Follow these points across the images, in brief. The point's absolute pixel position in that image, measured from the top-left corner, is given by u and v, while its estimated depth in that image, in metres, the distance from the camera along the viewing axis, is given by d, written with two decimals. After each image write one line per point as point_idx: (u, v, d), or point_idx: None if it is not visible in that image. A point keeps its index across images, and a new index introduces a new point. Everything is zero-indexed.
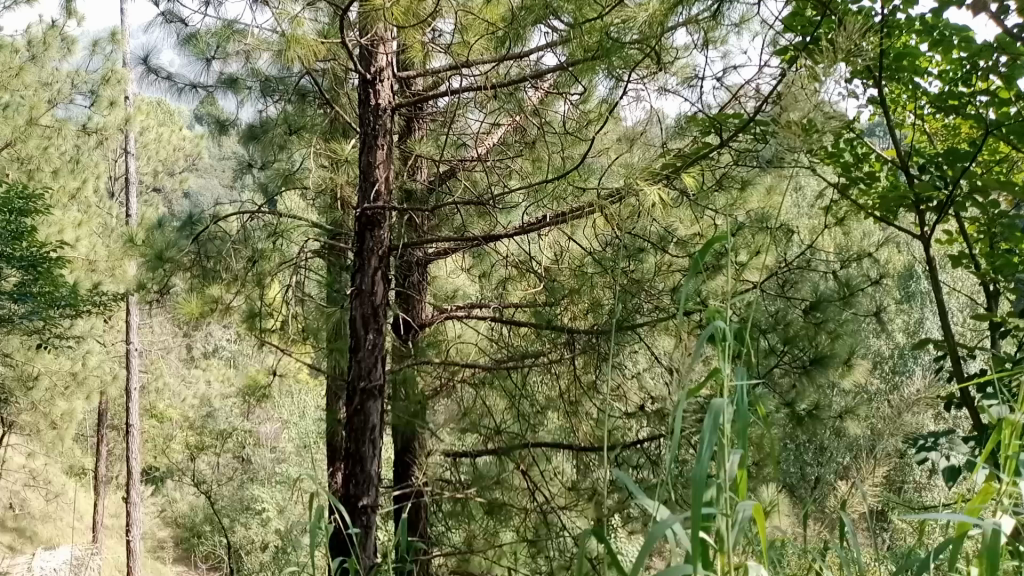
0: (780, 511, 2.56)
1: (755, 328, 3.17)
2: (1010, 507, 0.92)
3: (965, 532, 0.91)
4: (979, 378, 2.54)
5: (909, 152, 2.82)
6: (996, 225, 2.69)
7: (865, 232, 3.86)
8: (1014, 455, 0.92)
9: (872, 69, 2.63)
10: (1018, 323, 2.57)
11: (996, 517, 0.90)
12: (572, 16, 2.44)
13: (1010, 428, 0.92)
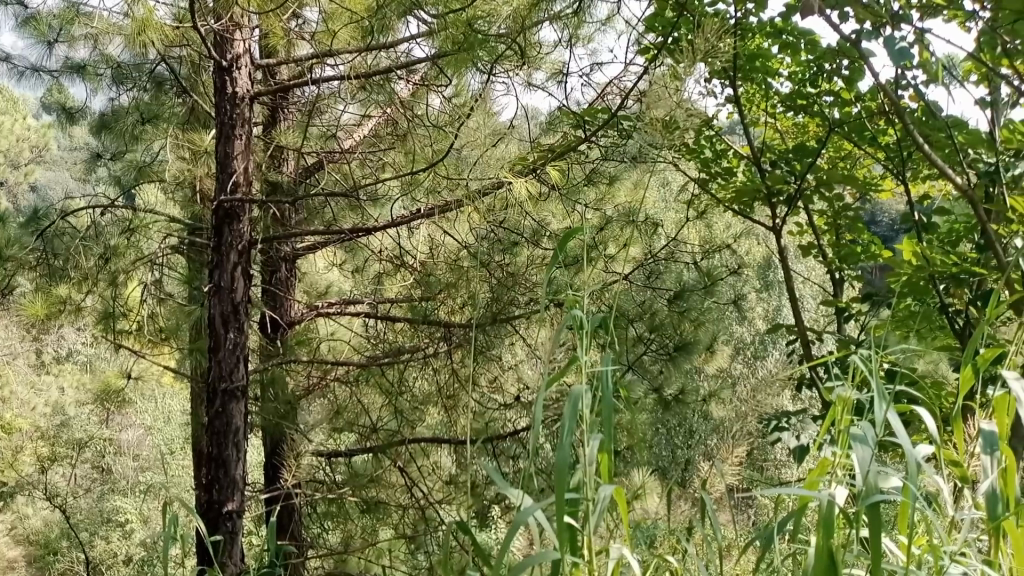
0: (649, 494, 2.66)
1: (625, 319, 3.28)
2: (844, 479, 1.00)
3: (806, 504, 0.98)
4: (826, 361, 2.72)
5: (761, 148, 2.97)
6: (841, 218, 2.88)
7: (725, 224, 4.06)
8: (842, 428, 1.01)
9: (727, 69, 2.76)
10: (859, 308, 2.77)
11: (832, 488, 0.97)
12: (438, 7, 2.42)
13: (843, 405, 1.00)
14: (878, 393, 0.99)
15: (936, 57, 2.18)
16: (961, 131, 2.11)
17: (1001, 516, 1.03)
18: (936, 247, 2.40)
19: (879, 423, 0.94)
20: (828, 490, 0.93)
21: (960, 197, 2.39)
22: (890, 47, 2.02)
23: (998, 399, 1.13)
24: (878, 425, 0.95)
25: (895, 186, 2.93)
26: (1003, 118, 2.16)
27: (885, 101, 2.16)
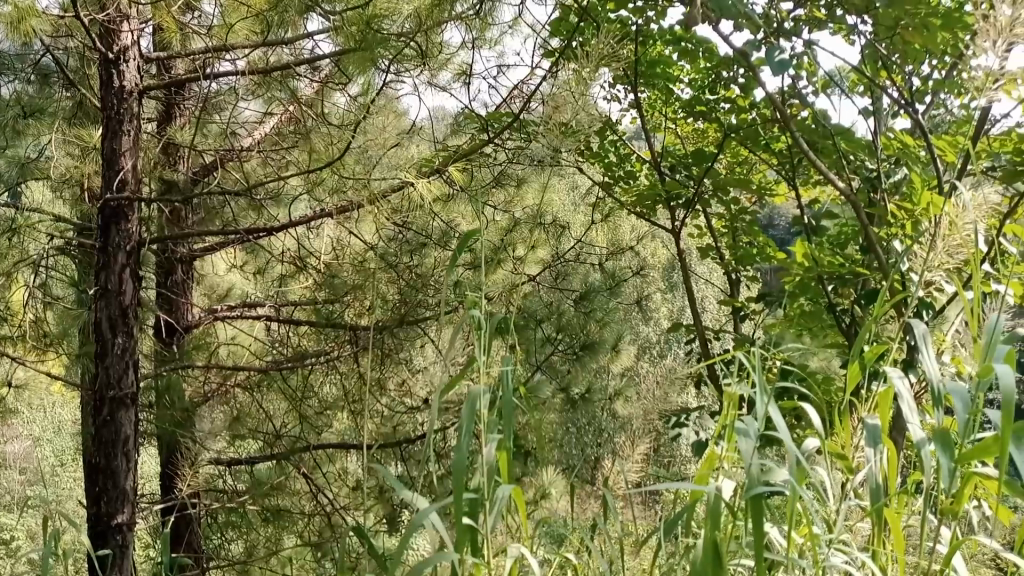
0: (556, 493, 2.68)
1: (532, 320, 3.30)
2: (732, 472, 1.04)
3: (696, 498, 1.02)
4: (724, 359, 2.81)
5: (662, 153, 3.03)
6: (738, 221, 2.98)
7: (632, 226, 4.13)
8: (729, 424, 1.06)
9: (629, 75, 2.81)
10: (755, 307, 2.87)
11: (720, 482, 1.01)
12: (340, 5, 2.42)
13: (730, 400, 1.04)
14: (758, 391, 1.05)
15: (822, 68, 2.28)
16: (844, 139, 2.21)
17: (879, 505, 1.08)
18: (826, 248, 2.51)
19: (759, 417, 0.99)
20: (713, 484, 0.98)
21: (847, 202, 2.51)
22: (778, 59, 2.10)
23: (878, 394, 1.18)
24: (758, 420, 1.01)
25: (788, 190, 3.05)
26: (883, 127, 2.29)
27: (774, 109, 2.25)
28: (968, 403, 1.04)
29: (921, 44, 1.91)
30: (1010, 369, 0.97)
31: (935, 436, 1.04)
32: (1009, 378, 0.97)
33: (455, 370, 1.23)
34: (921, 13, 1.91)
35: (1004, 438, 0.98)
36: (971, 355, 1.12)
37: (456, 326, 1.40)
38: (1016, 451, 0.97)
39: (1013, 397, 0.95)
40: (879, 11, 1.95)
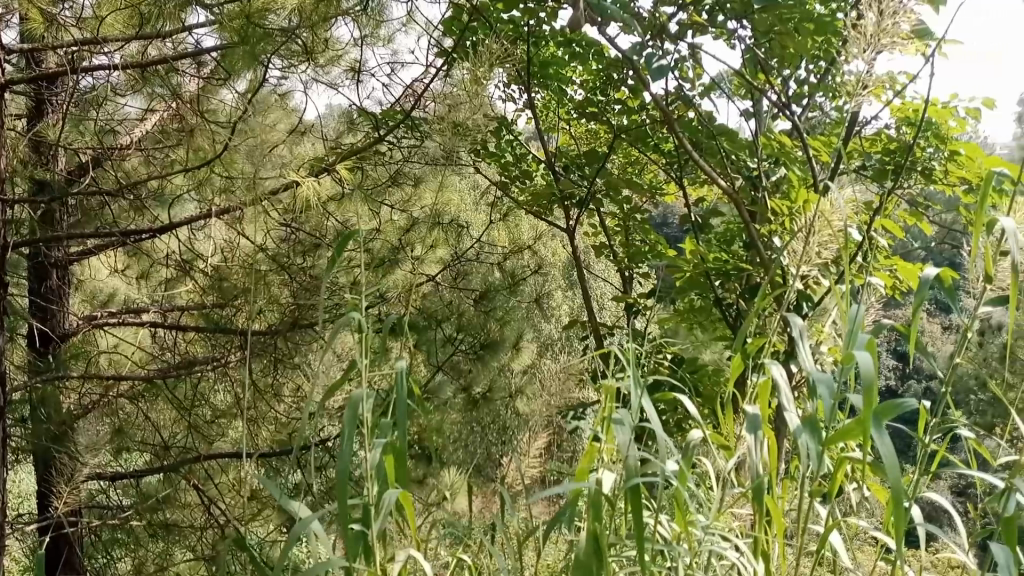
0: (458, 495, 2.66)
1: (431, 321, 3.26)
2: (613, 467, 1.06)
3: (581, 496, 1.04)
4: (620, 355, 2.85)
5: (556, 153, 3.05)
6: (630, 219, 3.03)
7: (530, 225, 4.15)
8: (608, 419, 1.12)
9: (522, 75, 2.82)
10: (647, 304, 2.93)
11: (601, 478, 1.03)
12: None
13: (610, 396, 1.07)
14: (635, 386, 1.10)
15: (706, 70, 2.36)
16: (726, 139, 2.29)
17: (757, 494, 1.13)
18: (713, 245, 2.58)
19: (633, 410, 1.05)
20: (594, 477, 1.02)
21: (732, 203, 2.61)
22: (661, 62, 2.17)
23: (757, 385, 1.23)
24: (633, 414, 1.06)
25: (678, 189, 3.12)
26: (763, 128, 2.38)
27: (658, 109, 2.31)
28: (835, 388, 1.09)
29: (796, 48, 2.00)
30: (869, 355, 1.03)
31: (804, 420, 1.09)
32: (868, 364, 1.03)
33: (339, 373, 1.21)
34: (795, 18, 2.00)
35: (865, 419, 1.04)
36: (840, 344, 1.18)
37: (343, 328, 1.37)
38: (876, 432, 1.03)
39: (872, 379, 1.01)
40: (755, 16, 2.03)
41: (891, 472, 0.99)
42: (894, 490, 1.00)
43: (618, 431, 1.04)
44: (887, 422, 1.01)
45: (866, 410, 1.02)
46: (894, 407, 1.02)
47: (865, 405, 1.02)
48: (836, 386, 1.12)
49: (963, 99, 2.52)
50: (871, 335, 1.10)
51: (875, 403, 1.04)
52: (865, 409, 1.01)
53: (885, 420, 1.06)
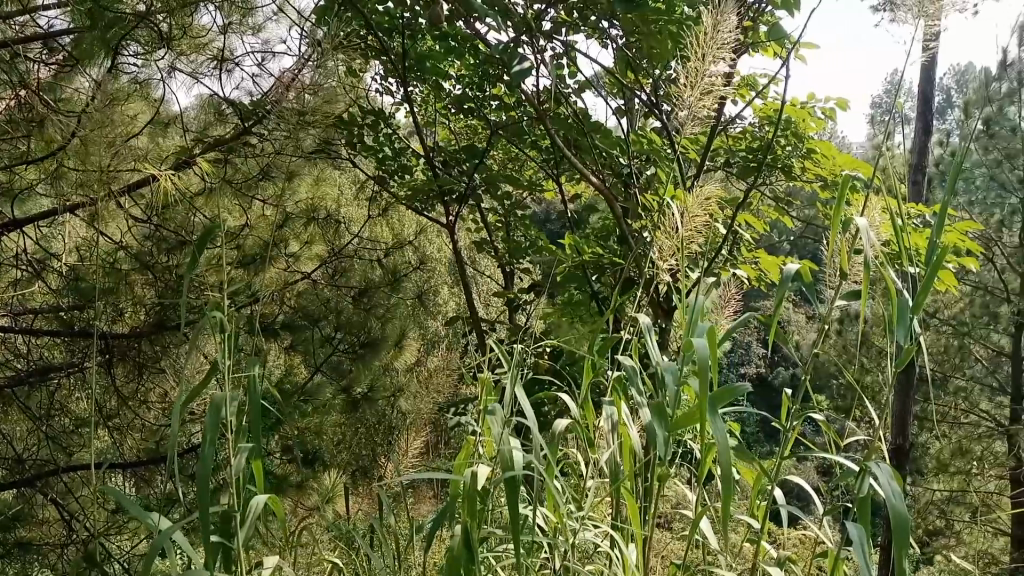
0: (338, 498, 2.58)
1: (308, 321, 3.16)
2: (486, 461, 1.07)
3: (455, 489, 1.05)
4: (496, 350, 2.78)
5: (434, 147, 3.00)
6: (511, 214, 3.02)
7: (410, 220, 4.08)
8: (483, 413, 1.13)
9: (397, 69, 2.76)
10: (527, 299, 2.93)
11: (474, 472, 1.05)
12: (62, 1, 2.35)
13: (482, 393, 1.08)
14: (508, 380, 1.13)
15: (578, 68, 2.39)
16: (598, 136, 2.33)
17: (622, 481, 1.17)
18: (591, 240, 2.61)
19: (506, 404, 1.06)
20: (469, 472, 1.03)
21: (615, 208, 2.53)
22: (524, 65, 2.20)
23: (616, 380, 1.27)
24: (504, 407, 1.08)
25: (556, 185, 3.13)
26: (635, 125, 2.43)
27: (533, 106, 2.31)
28: (680, 376, 1.13)
29: (662, 49, 2.05)
30: (704, 342, 1.07)
31: (651, 409, 1.13)
32: (702, 350, 1.07)
33: (198, 377, 1.15)
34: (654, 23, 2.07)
35: (703, 405, 1.08)
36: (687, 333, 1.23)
37: (203, 329, 1.30)
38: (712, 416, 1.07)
39: (706, 365, 1.05)
40: (623, 16, 2.07)
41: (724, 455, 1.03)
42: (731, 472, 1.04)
43: (493, 425, 1.06)
44: (722, 408, 1.05)
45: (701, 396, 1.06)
46: (727, 392, 1.07)
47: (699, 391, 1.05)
48: (679, 374, 1.16)
49: (820, 99, 2.67)
50: (709, 324, 1.14)
51: (712, 389, 1.08)
52: (701, 396, 1.05)
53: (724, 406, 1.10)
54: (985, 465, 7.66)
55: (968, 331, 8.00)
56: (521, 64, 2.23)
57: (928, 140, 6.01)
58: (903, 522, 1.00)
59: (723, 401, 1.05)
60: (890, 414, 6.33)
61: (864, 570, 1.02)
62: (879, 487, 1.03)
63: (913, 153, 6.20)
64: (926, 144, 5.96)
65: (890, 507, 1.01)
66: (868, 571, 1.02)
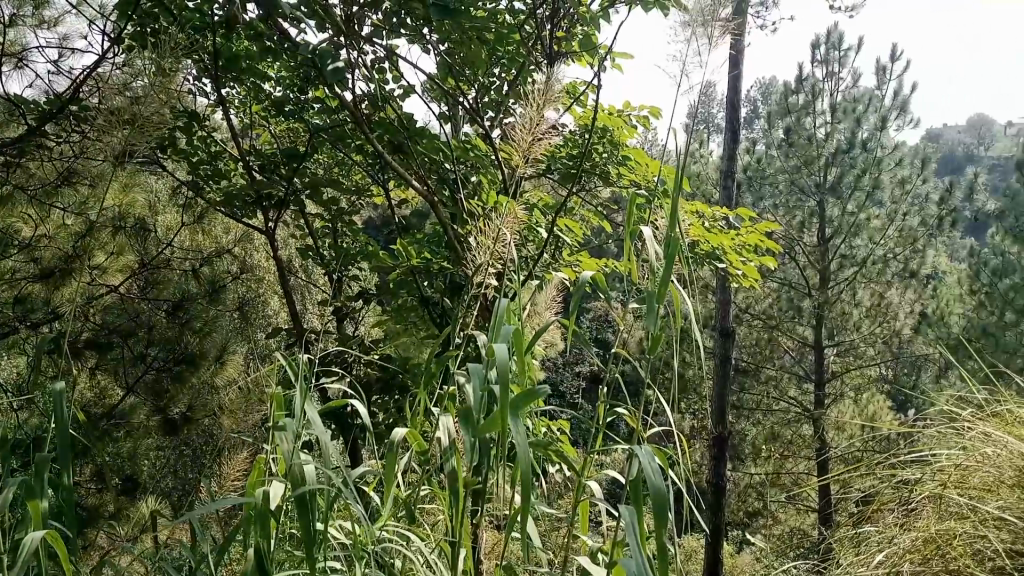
0: (152, 527, 2.41)
1: (117, 338, 2.93)
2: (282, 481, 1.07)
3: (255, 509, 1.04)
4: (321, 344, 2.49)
5: (252, 152, 2.87)
6: (335, 221, 2.93)
7: (228, 228, 3.87)
8: (276, 431, 1.12)
9: (210, 69, 2.62)
10: (353, 307, 2.85)
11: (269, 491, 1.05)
12: None
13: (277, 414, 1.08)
14: (298, 396, 1.13)
15: (399, 72, 2.37)
16: (419, 142, 2.31)
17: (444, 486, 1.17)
18: (417, 247, 2.58)
19: (298, 418, 1.07)
20: (262, 491, 1.04)
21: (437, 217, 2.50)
22: (336, 66, 2.14)
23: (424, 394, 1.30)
24: (293, 422, 1.10)
25: (381, 191, 3.07)
26: (458, 131, 2.42)
27: (353, 111, 2.26)
28: (483, 380, 1.16)
29: (480, 56, 2.07)
30: (502, 347, 1.10)
31: (456, 413, 1.15)
32: (502, 355, 1.10)
33: None
34: (480, 29, 2.06)
35: (505, 407, 1.12)
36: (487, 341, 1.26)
37: None
38: (513, 420, 1.10)
39: (506, 367, 1.09)
40: (440, 22, 2.06)
41: (522, 456, 1.06)
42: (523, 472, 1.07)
43: (282, 442, 1.08)
44: (524, 412, 1.09)
45: (503, 400, 1.09)
46: (527, 396, 1.11)
47: (501, 397, 1.09)
48: (484, 380, 1.19)
49: (633, 108, 2.79)
50: (509, 331, 1.18)
51: (513, 393, 1.12)
52: (503, 398, 1.09)
53: (525, 408, 1.14)
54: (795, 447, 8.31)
55: (777, 324, 8.66)
56: (335, 65, 2.13)
57: (737, 147, 6.46)
58: (664, 498, 1.04)
59: (525, 405, 1.09)
60: (712, 404, 6.71)
61: (635, 551, 1.05)
62: (643, 467, 1.08)
63: (724, 159, 6.64)
64: (735, 150, 6.39)
65: (654, 486, 1.06)
66: (640, 554, 1.04)
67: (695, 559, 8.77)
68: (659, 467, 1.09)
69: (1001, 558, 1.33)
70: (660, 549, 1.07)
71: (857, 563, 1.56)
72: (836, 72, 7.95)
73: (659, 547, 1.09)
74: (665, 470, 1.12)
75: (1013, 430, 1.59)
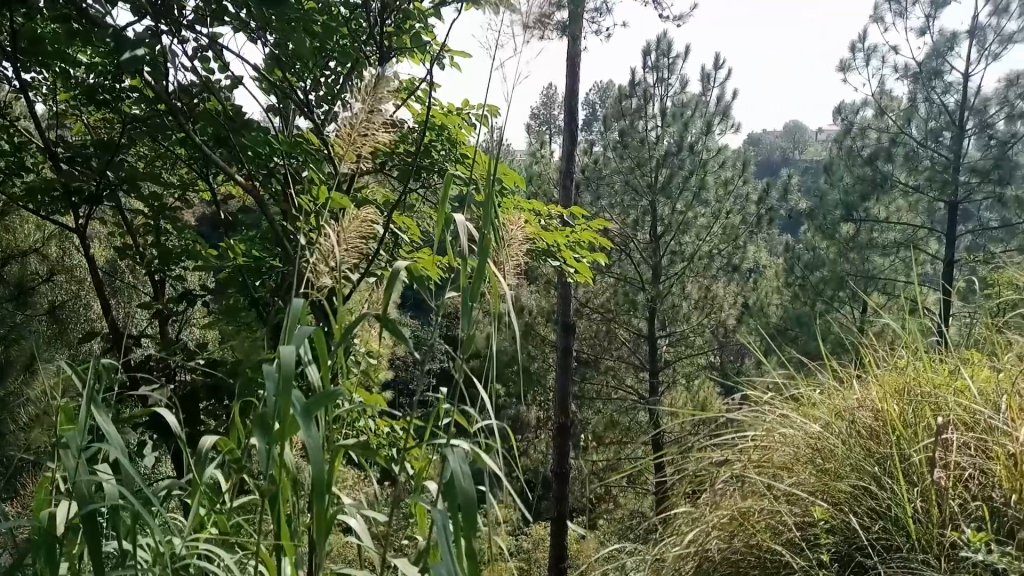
0: None
1: None
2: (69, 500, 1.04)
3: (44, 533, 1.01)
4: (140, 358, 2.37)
5: (60, 144, 2.64)
6: (156, 219, 2.76)
7: (36, 224, 3.54)
8: (59, 445, 1.07)
9: (7, 52, 2.39)
10: (177, 310, 2.69)
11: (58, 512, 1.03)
12: None
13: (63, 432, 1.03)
14: (83, 407, 1.07)
15: (225, 62, 2.26)
16: (246, 136, 2.22)
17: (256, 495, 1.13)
18: (246, 246, 2.47)
19: (81, 434, 1.02)
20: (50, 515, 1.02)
21: (265, 216, 2.41)
22: (140, 56, 2.04)
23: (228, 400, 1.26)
24: (81, 437, 1.04)
25: (208, 186, 2.91)
26: (288, 125, 2.34)
27: (170, 102, 2.12)
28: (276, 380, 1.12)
29: (305, 50, 2.00)
30: (289, 348, 1.07)
31: (249, 420, 1.07)
32: (288, 357, 1.06)
33: None
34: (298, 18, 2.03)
35: (295, 408, 1.08)
36: (283, 340, 1.22)
37: None
38: (304, 422, 1.07)
39: (294, 368, 1.06)
40: (260, 11, 1.99)
41: (316, 462, 1.04)
42: (320, 478, 1.06)
43: (66, 459, 1.02)
44: (316, 414, 1.06)
45: (292, 403, 1.06)
46: (320, 396, 1.08)
47: (286, 399, 1.05)
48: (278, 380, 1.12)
49: (472, 106, 2.79)
50: (304, 331, 1.14)
51: (306, 396, 1.10)
52: (289, 401, 1.05)
53: (321, 408, 1.11)
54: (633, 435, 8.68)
55: (615, 318, 9.01)
56: (138, 53, 2.03)
57: (575, 147, 6.64)
58: (472, 499, 1.08)
59: (316, 407, 1.06)
60: (554, 397, 6.88)
61: (445, 554, 1.07)
62: (451, 470, 1.11)
63: (563, 159, 6.81)
64: (573, 150, 6.58)
65: (462, 489, 1.10)
66: (451, 556, 1.07)
67: (541, 548, 8.98)
68: (469, 469, 1.13)
69: (794, 530, 1.44)
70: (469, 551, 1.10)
71: (670, 541, 1.65)
72: (665, 77, 8.36)
73: (468, 551, 1.12)
74: (476, 473, 1.15)
75: (809, 414, 1.73)
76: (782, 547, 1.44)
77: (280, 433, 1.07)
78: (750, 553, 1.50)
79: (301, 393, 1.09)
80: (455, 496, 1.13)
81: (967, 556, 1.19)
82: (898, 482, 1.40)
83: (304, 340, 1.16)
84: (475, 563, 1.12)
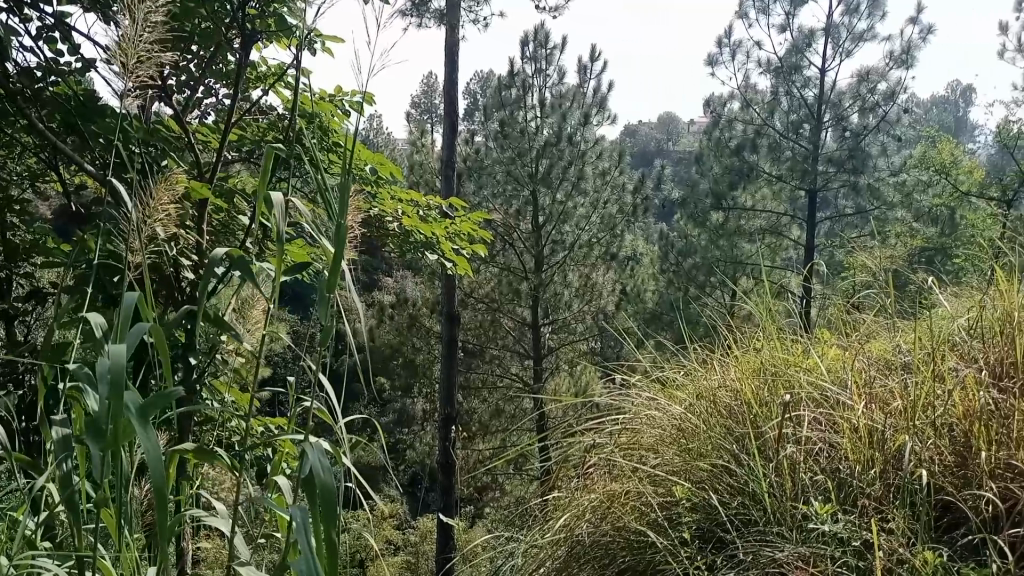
0: None
1: None
2: None
3: None
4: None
5: None
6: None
7: None
8: None
9: None
10: (26, 310, 2.50)
11: None
12: None
13: None
14: None
15: (74, 44, 2.11)
16: (99, 122, 2.07)
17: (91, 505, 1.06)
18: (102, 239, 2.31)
19: None
20: None
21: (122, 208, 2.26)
22: None
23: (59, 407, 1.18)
24: None
25: (59, 176, 2.70)
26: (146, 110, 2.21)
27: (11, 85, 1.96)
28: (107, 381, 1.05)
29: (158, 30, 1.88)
30: (119, 349, 1.01)
31: (78, 427, 1.00)
32: (117, 358, 0.99)
33: None
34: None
35: (128, 412, 1.02)
36: (116, 340, 1.15)
37: None
38: (140, 426, 1.01)
39: (124, 370, 0.99)
40: None
41: (153, 467, 0.99)
42: (160, 485, 1.00)
43: None
44: (152, 417, 1.01)
45: (124, 407, 1.00)
46: (155, 399, 1.03)
47: (117, 403, 0.99)
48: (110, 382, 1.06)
49: (343, 94, 2.72)
50: (137, 330, 1.08)
51: (141, 399, 1.03)
52: (121, 405, 0.99)
53: (158, 410, 1.05)
54: (518, 422, 8.79)
55: (499, 307, 9.06)
56: None
57: (457, 137, 6.60)
58: (331, 493, 1.06)
59: (152, 409, 1.01)
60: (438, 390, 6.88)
61: (304, 551, 1.05)
62: (309, 465, 1.08)
63: (445, 149, 6.75)
64: (454, 141, 6.56)
65: (322, 484, 1.07)
66: (310, 553, 1.05)
67: (429, 539, 8.97)
68: (328, 463, 1.10)
69: (658, 510, 1.48)
70: (329, 546, 1.08)
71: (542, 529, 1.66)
72: (543, 68, 8.45)
73: (330, 546, 1.10)
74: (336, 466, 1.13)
75: (674, 397, 1.80)
76: (646, 528, 1.47)
77: (114, 439, 1.01)
78: (618, 535, 1.53)
79: (135, 396, 1.04)
80: (313, 492, 1.10)
81: (816, 526, 1.26)
82: (754, 457, 1.47)
83: (138, 340, 1.10)
84: (337, 558, 1.10)
